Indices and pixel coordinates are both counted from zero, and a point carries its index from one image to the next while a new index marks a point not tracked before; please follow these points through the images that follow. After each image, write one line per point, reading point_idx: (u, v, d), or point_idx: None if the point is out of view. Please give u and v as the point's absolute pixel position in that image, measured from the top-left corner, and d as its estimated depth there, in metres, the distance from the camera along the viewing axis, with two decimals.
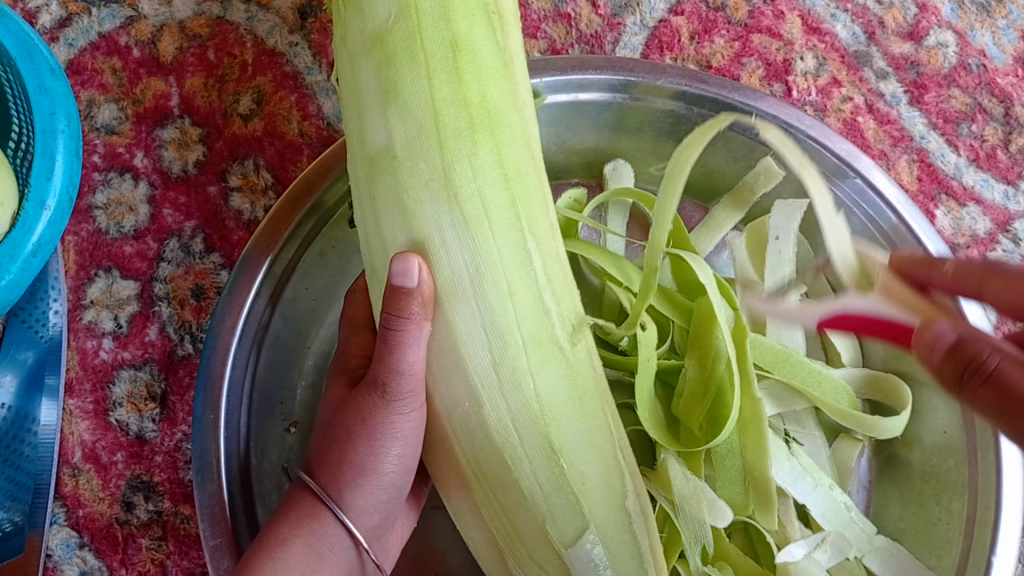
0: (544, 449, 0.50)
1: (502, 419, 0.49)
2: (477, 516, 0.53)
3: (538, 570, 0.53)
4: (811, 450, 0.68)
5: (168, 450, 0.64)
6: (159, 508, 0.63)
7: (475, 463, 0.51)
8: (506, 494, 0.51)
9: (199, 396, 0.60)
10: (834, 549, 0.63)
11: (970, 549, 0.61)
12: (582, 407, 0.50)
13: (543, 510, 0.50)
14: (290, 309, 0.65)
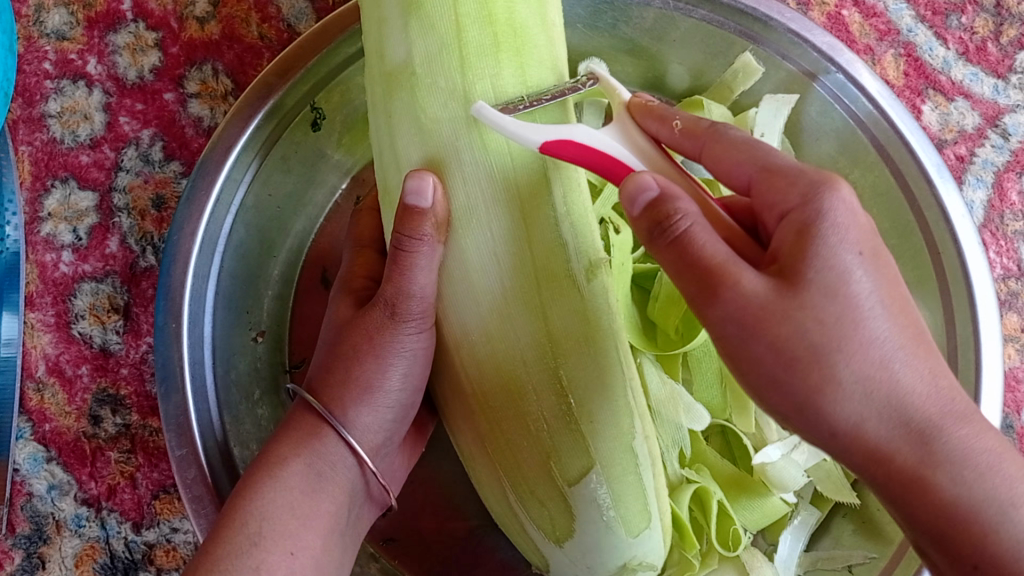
0: (554, 383, 0.47)
1: (511, 351, 0.47)
2: (479, 454, 0.50)
3: (539, 510, 0.50)
4: None
5: (134, 363, 0.64)
6: (126, 421, 0.63)
7: (480, 393, 0.48)
8: (511, 428, 0.48)
9: (160, 304, 0.58)
10: (811, 450, 0.62)
11: None
12: (598, 345, 0.47)
13: (547, 445, 0.48)
14: (252, 216, 0.63)
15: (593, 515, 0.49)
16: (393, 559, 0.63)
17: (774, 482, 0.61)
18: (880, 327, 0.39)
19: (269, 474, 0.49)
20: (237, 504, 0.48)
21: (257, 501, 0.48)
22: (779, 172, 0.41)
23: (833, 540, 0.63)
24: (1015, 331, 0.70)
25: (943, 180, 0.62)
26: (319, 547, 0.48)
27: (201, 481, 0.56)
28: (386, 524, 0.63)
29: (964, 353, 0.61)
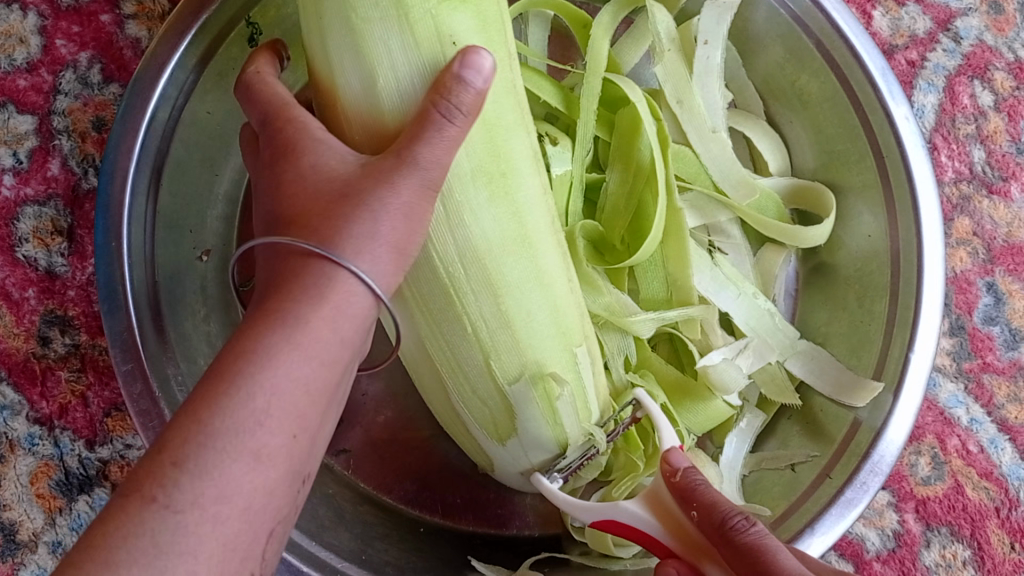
0: (487, 283, 0.47)
1: (447, 255, 0.46)
2: (421, 355, 0.51)
3: (478, 403, 0.52)
4: (735, 260, 0.67)
5: (80, 285, 0.64)
6: (75, 341, 0.64)
7: (416, 293, 0.48)
8: (450, 328, 0.49)
9: (98, 223, 0.57)
10: (755, 355, 0.63)
11: (892, 346, 0.61)
12: (533, 248, 0.48)
13: (485, 345, 0.49)
14: (191, 132, 0.63)
15: (533, 410, 0.52)
16: (347, 470, 0.65)
17: (716, 386, 0.61)
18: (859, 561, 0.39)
19: (286, 339, 0.39)
20: (235, 372, 0.38)
21: (237, 377, 0.37)
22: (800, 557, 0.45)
23: (778, 442, 0.66)
24: (967, 234, 0.70)
25: (887, 82, 0.62)
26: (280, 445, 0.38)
27: (147, 394, 0.55)
28: (339, 435, 0.66)
29: (907, 255, 0.61)
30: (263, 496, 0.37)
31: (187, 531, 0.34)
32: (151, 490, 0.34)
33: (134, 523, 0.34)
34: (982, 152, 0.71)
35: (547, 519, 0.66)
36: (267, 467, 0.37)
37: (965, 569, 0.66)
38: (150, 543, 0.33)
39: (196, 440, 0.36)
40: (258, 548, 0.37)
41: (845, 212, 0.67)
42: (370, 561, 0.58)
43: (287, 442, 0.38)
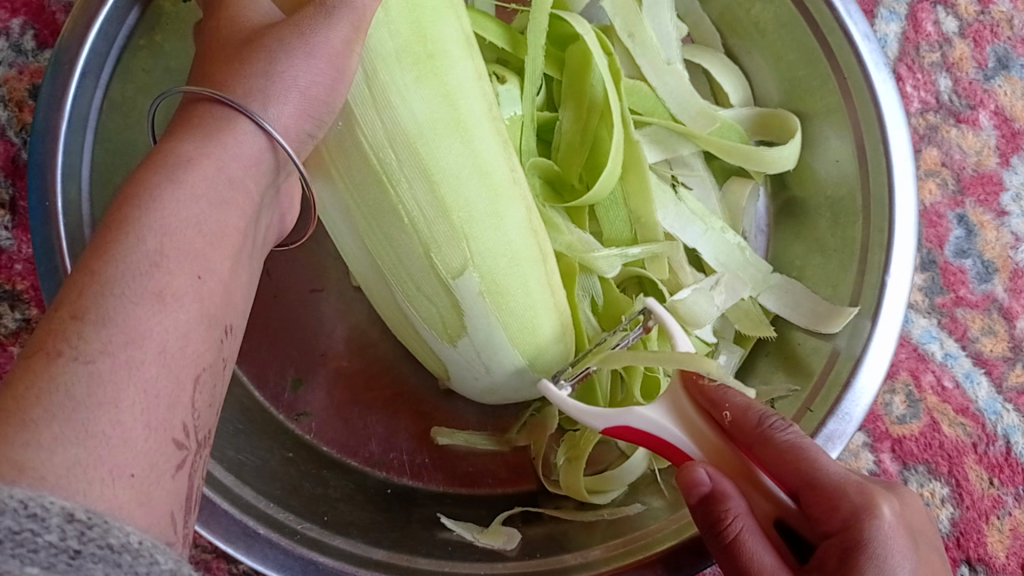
0: (420, 170, 0.47)
1: (376, 138, 0.46)
2: (361, 253, 0.52)
3: (428, 303, 0.51)
4: (701, 194, 0.66)
5: (28, 258, 0.65)
6: (26, 316, 0.64)
7: (353, 187, 0.48)
8: (388, 221, 0.49)
9: (33, 184, 0.55)
10: (729, 289, 0.62)
11: (865, 275, 0.59)
12: (470, 134, 0.47)
13: (423, 237, 0.48)
14: (122, 89, 0.60)
15: (477, 306, 0.51)
16: (309, 433, 0.64)
17: (689, 322, 0.59)
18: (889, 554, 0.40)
19: (169, 178, 0.36)
20: (128, 215, 0.34)
21: (130, 219, 0.34)
22: (823, 490, 0.41)
23: (758, 379, 0.64)
24: (936, 164, 0.68)
25: (844, 3, 0.59)
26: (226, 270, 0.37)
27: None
28: (298, 398, 0.65)
29: (877, 182, 0.59)
30: (178, 341, 0.33)
31: (105, 382, 0.29)
32: (55, 344, 0.30)
33: (46, 379, 0.29)
34: (948, 81, 0.69)
35: (519, 475, 0.65)
36: (174, 308, 0.33)
37: (943, 507, 0.65)
38: (67, 399, 0.28)
39: (95, 290, 0.31)
40: (187, 400, 0.33)
41: (813, 140, 0.65)
42: (332, 522, 0.56)
43: (192, 284, 0.34)
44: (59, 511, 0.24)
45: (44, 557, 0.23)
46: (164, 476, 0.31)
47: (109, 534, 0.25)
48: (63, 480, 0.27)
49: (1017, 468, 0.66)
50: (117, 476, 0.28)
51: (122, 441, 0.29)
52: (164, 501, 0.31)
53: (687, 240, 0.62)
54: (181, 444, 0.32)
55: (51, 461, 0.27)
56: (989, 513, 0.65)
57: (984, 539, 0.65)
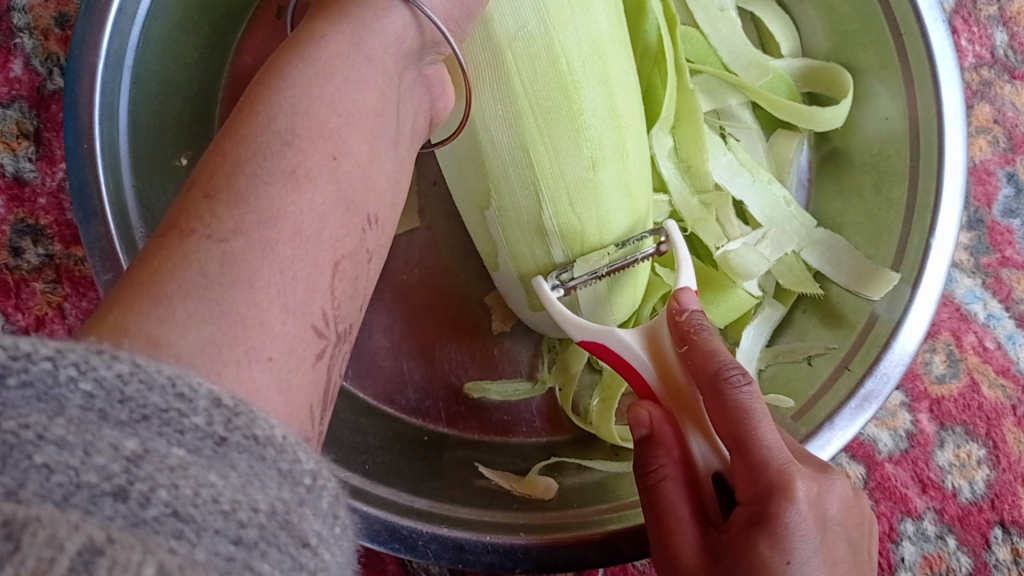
0: (600, 76, 0.49)
1: (571, 41, 0.48)
2: (514, 166, 0.51)
3: (573, 221, 0.52)
4: (748, 146, 0.64)
5: (51, 191, 0.63)
6: (49, 252, 0.62)
7: (532, 91, 0.49)
8: (562, 128, 0.50)
9: (68, 124, 0.53)
10: (775, 244, 0.62)
11: (911, 230, 0.59)
12: (627, 49, 0.51)
13: (593, 147, 0.50)
14: (159, 27, 0.59)
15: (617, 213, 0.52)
16: (346, 378, 0.64)
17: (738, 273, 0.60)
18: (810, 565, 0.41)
19: (301, 58, 0.36)
20: (262, 95, 0.34)
21: (262, 102, 0.34)
22: (752, 462, 0.42)
23: (795, 333, 0.64)
24: (988, 121, 0.66)
25: None
26: (364, 156, 0.36)
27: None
28: None
29: (927, 138, 0.58)
30: (314, 222, 0.32)
31: (239, 260, 0.29)
32: (188, 223, 0.30)
33: (180, 255, 0.29)
34: (1004, 35, 0.67)
35: (554, 424, 0.65)
36: (309, 189, 0.33)
37: (979, 469, 0.64)
38: (200, 275, 0.29)
39: (226, 171, 0.32)
40: (325, 286, 0.32)
41: (862, 95, 0.64)
42: (374, 470, 0.57)
43: (328, 163, 0.34)
44: (206, 394, 0.24)
45: (191, 440, 0.23)
46: (303, 365, 0.30)
47: (255, 425, 0.24)
48: (195, 357, 0.27)
49: None
50: (253, 357, 0.28)
51: (258, 323, 0.29)
52: (302, 391, 0.30)
53: (734, 191, 0.62)
54: (319, 333, 0.32)
55: (186, 339, 0.27)
56: None
57: (1019, 501, 0.64)
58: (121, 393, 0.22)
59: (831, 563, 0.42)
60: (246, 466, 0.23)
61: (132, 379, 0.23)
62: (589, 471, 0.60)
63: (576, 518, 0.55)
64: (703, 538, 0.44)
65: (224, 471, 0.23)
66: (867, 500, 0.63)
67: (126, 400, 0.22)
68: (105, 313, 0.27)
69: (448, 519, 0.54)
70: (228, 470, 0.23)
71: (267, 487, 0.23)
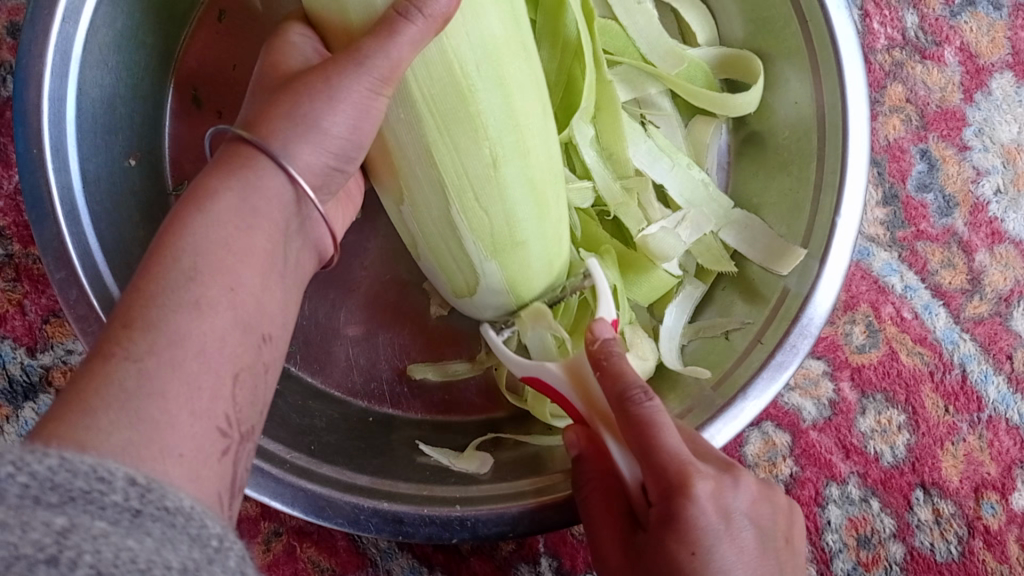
0: (495, 79, 0.48)
1: (464, 51, 0.47)
2: (419, 167, 0.50)
3: (483, 220, 0.52)
4: (666, 132, 0.67)
5: (8, 194, 0.67)
6: (9, 252, 0.66)
7: (427, 99, 0.48)
8: (461, 133, 0.49)
9: (18, 131, 0.56)
10: (694, 226, 0.63)
11: (818, 213, 0.61)
12: (527, 47, 0.49)
13: (494, 147, 0.50)
14: (104, 37, 0.61)
15: (524, 209, 0.52)
16: (295, 364, 0.67)
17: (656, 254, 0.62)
18: (720, 553, 0.45)
19: (199, 207, 0.38)
20: (168, 243, 0.37)
21: (168, 247, 0.37)
22: (657, 470, 0.44)
23: (716, 309, 0.67)
24: (901, 101, 0.69)
25: None
26: (258, 284, 0.39)
27: (85, 301, 0.55)
28: None
29: (832, 116, 0.61)
30: (216, 342, 0.35)
31: (154, 375, 0.32)
32: (109, 346, 0.33)
33: (101, 374, 0.32)
34: (915, 17, 0.70)
35: (490, 404, 0.68)
36: (210, 316, 0.36)
37: (900, 434, 0.67)
38: (120, 390, 0.32)
39: (141, 305, 0.35)
40: (228, 395, 0.35)
41: (775, 82, 0.67)
42: (319, 451, 0.59)
43: (225, 294, 0.37)
44: (123, 475, 0.26)
45: (110, 513, 0.24)
46: (211, 460, 0.34)
47: (166, 498, 0.26)
48: (115, 456, 0.30)
49: (972, 396, 0.68)
50: (166, 455, 0.32)
51: (169, 424, 0.32)
52: (210, 481, 0.33)
53: (654, 176, 0.64)
54: (224, 433, 0.35)
55: (108, 441, 0.30)
56: (944, 440, 0.67)
57: (938, 463, 0.67)
58: (51, 480, 0.24)
59: (743, 547, 0.46)
60: (160, 533, 0.25)
61: (60, 469, 0.24)
62: (524, 447, 0.63)
63: (509, 489, 0.57)
64: (629, 533, 0.49)
65: (140, 537, 0.24)
66: (793, 467, 0.66)
67: (56, 486, 0.24)
68: (43, 429, 0.30)
69: (390, 495, 0.56)
70: (144, 535, 0.25)
71: (179, 548, 0.25)
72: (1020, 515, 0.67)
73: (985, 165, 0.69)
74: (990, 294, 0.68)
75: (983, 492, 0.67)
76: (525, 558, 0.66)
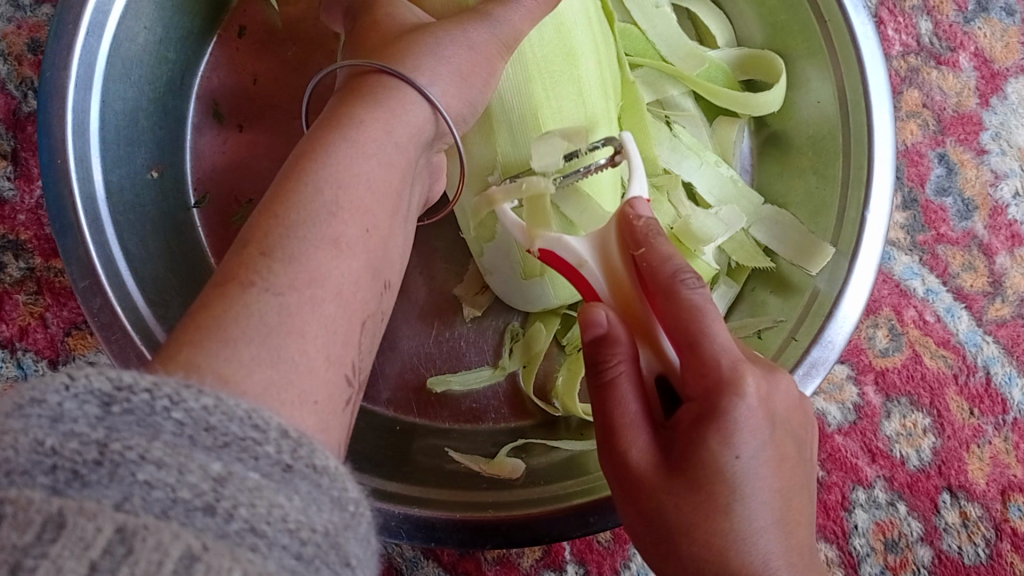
0: (593, 54, 0.56)
1: (575, 22, 0.55)
2: (523, 129, 0.55)
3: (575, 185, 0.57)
4: (693, 132, 0.68)
5: (30, 209, 0.67)
6: (30, 265, 0.66)
7: (541, 63, 0.54)
8: (564, 94, 0.55)
9: (42, 142, 0.56)
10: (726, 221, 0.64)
11: (846, 205, 0.62)
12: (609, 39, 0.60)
13: (590, 114, 0.56)
14: (127, 50, 0.62)
15: (607, 173, 0.57)
16: None
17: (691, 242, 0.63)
18: (753, 459, 0.42)
19: (345, 137, 0.37)
20: (309, 169, 0.36)
21: (308, 175, 0.35)
22: (703, 357, 0.42)
23: (748, 309, 0.67)
24: (918, 106, 0.70)
25: None
26: (387, 229, 0.38)
27: (109, 308, 0.54)
28: None
29: (856, 119, 0.62)
30: (352, 283, 0.34)
31: (295, 313, 0.31)
32: (247, 276, 0.32)
33: (239, 305, 0.31)
34: (929, 24, 0.71)
35: (520, 412, 0.67)
36: (347, 257, 0.34)
37: (926, 437, 0.67)
38: (260, 324, 0.30)
39: (279, 232, 0.33)
40: (356, 342, 0.34)
41: (796, 81, 0.67)
42: (347, 454, 0.59)
43: (362, 236, 0.35)
44: (276, 425, 0.26)
45: (264, 465, 0.25)
46: (338, 409, 0.32)
47: (315, 455, 0.26)
48: (259, 394, 0.29)
49: (996, 399, 0.68)
50: (303, 401, 0.30)
51: (308, 370, 0.31)
52: (337, 434, 0.32)
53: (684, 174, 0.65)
54: (350, 382, 0.33)
55: (250, 378, 0.29)
56: (969, 442, 0.67)
57: (965, 466, 0.67)
58: (206, 422, 0.25)
59: (778, 460, 0.43)
60: (307, 491, 0.26)
61: (215, 410, 0.25)
62: (556, 451, 0.62)
63: (544, 495, 0.57)
64: (654, 440, 0.44)
65: (290, 494, 0.25)
66: (819, 472, 0.66)
67: (211, 428, 0.25)
68: (175, 353, 0.29)
69: (424, 501, 0.56)
70: (292, 493, 0.25)
71: (321, 510, 0.26)
72: None
73: (1003, 168, 0.70)
74: (1011, 296, 0.69)
75: (1010, 494, 0.67)
76: (551, 566, 0.65)
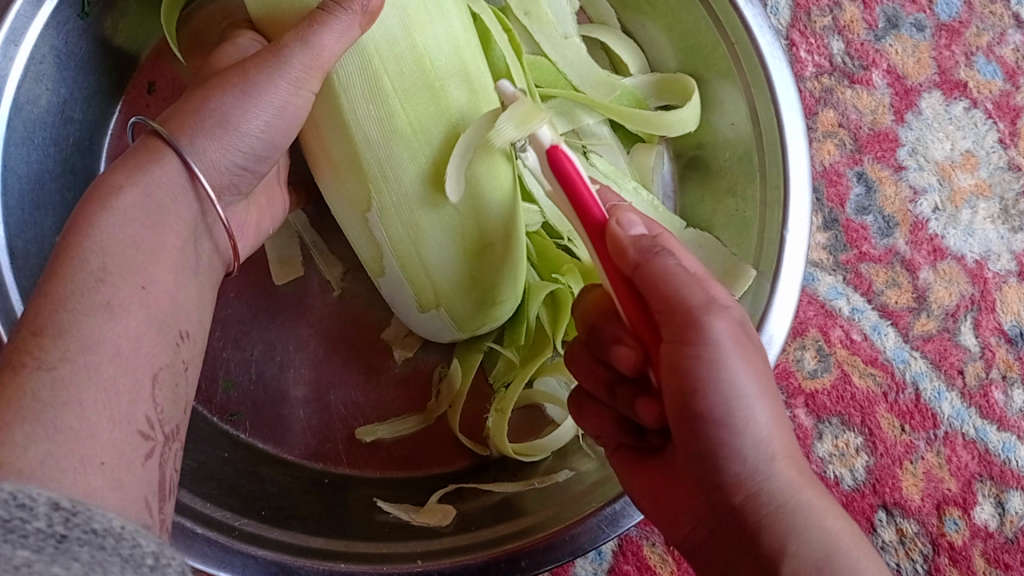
0: (460, 72, 0.53)
1: (434, 42, 0.52)
2: (399, 164, 0.53)
3: (454, 217, 0.56)
4: (611, 159, 0.68)
5: None
6: None
7: (405, 95, 0.52)
8: (432, 126, 0.53)
9: None
10: None
11: (766, 226, 0.62)
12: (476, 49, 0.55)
13: (464, 144, 0.54)
14: (32, 113, 0.61)
15: (492, 203, 0.56)
16: (245, 432, 0.66)
17: None
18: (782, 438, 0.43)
19: (103, 205, 0.41)
20: (73, 243, 0.39)
21: (75, 248, 0.39)
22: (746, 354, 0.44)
23: None
24: (833, 126, 0.70)
25: None
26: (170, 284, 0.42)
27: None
28: (231, 399, 0.67)
29: (770, 137, 0.62)
30: (132, 343, 0.39)
31: (69, 385, 0.35)
32: (21, 359, 0.35)
33: (16, 388, 0.34)
34: (840, 43, 0.71)
35: (452, 454, 0.67)
36: (124, 319, 0.39)
37: (858, 456, 0.67)
38: (35, 400, 0.34)
39: (49, 311, 0.37)
40: (146, 398, 0.39)
41: (712, 101, 0.67)
42: (272, 515, 0.58)
43: (139, 296, 0.40)
44: (46, 501, 0.28)
45: (35, 541, 0.27)
46: (133, 463, 0.37)
47: (93, 520, 0.29)
48: (38, 469, 0.33)
49: (927, 414, 0.68)
50: (88, 465, 0.34)
51: (89, 435, 0.35)
52: (134, 486, 0.37)
53: None
54: (145, 436, 0.38)
55: (26, 454, 0.33)
56: (902, 459, 0.67)
57: (900, 484, 0.67)
58: None
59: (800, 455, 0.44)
60: (88, 555, 0.28)
61: None
62: (489, 494, 0.62)
63: (474, 541, 0.56)
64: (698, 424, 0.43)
65: (68, 562, 0.27)
66: None
67: None
68: None
69: (344, 555, 0.55)
70: (71, 560, 0.27)
71: (109, 568, 0.28)
72: (983, 530, 0.66)
73: (921, 184, 0.70)
74: (937, 311, 0.69)
75: (946, 509, 0.67)
76: None
